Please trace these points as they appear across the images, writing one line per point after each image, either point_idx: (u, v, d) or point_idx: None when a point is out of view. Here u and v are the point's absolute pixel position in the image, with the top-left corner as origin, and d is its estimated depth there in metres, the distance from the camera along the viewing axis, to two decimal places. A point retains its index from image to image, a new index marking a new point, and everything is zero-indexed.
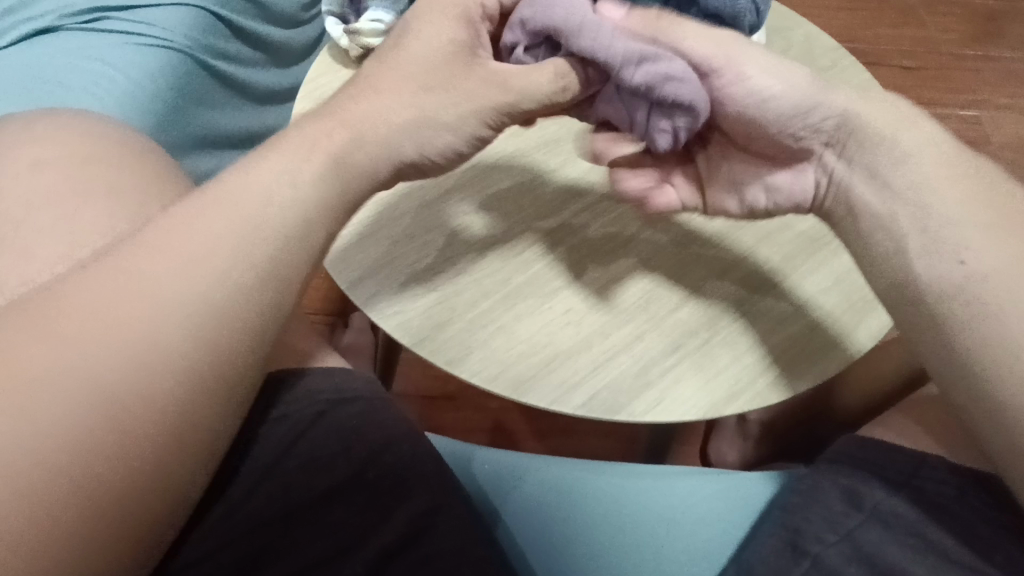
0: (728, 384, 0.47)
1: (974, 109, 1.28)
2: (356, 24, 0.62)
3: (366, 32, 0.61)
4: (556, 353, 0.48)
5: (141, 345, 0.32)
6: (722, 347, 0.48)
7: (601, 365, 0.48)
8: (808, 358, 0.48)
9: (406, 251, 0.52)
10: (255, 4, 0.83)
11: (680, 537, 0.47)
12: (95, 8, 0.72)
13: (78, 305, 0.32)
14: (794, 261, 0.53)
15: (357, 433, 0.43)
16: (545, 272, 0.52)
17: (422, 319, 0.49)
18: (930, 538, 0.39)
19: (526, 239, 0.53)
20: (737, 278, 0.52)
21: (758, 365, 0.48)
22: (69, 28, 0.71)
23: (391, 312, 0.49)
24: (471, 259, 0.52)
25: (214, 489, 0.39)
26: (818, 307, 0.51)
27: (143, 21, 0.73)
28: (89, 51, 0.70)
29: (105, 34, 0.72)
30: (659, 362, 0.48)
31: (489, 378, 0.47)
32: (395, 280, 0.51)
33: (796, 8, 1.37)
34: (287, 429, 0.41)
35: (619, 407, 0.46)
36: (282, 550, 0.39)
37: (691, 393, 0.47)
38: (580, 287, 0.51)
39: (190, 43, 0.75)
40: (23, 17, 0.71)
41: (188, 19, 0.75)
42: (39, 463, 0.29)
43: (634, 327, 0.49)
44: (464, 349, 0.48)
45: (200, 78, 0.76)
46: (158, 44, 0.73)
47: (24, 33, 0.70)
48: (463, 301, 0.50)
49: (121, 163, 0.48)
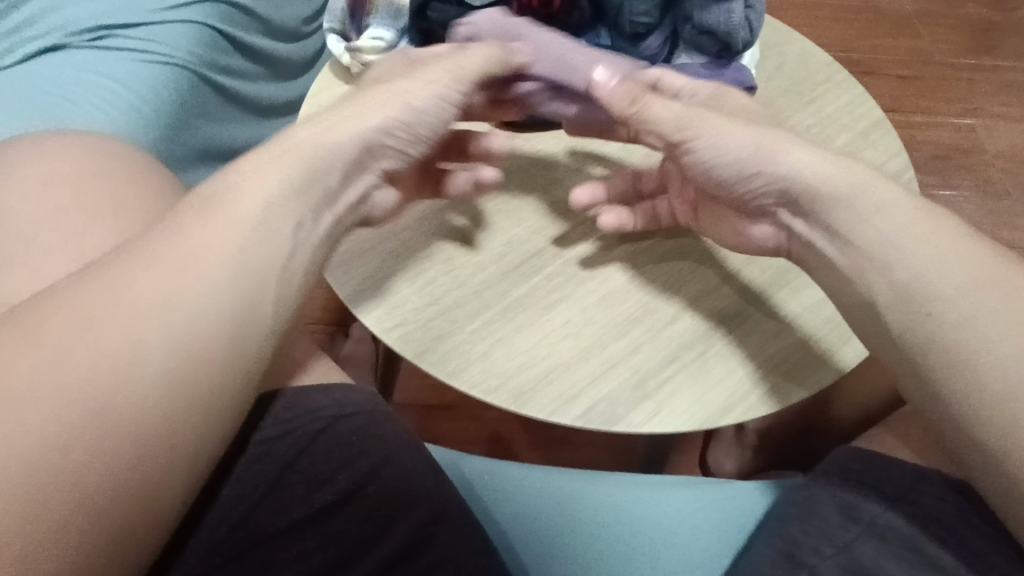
0: (724, 396, 0.48)
1: (968, 118, 1.30)
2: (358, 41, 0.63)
3: (367, 51, 0.62)
4: (554, 365, 0.49)
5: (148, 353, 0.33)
6: (718, 359, 0.49)
7: (599, 377, 0.48)
8: (801, 371, 0.49)
9: (405, 263, 0.53)
10: (259, 23, 0.85)
11: (678, 547, 0.47)
12: (101, 26, 0.73)
13: (71, 318, 0.33)
14: (790, 272, 0.54)
15: (356, 445, 0.43)
16: (544, 284, 0.52)
17: (421, 331, 0.50)
18: (926, 551, 0.40)
19: (524, 252, 0.54)
20: (732, 292, 0.53)
21: (752, 377, 0.49)
22: (77, 46, 0.72)
23: (392, 326, 0.50)
24: (470, 273, 0.53)
25: (201, 498, 0.39)
26: (812, 318, 0.51)
27: (148, 37, 0.74)
28: (96, 68, 0.71)
29: (112, 51, 0.73)
30: (657, 374, 0.48)
31: (488, 391, 0.47)
32: (395, 294, 0.51)
33: (795, 20, 1.39)
34: (280, 440, 0.41)
35: (616, 419, 0.47)
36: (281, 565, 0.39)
37: (686, 406, 0.47)
38: (579, 299, 0.52)
39: (195, 59, 0.76)
40: (31, 35, 0.72)
41: (192, 35, 0.77)
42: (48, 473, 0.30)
43: (631, 339, 0.50)
44: (464, 361, 0.49)
45: (202, 93, 0.77)
46: (162, 60, 0.74)
47: (32, 51, 0.71)
48: (462, 314, 0.51)
49: (125, 181, 0.49)
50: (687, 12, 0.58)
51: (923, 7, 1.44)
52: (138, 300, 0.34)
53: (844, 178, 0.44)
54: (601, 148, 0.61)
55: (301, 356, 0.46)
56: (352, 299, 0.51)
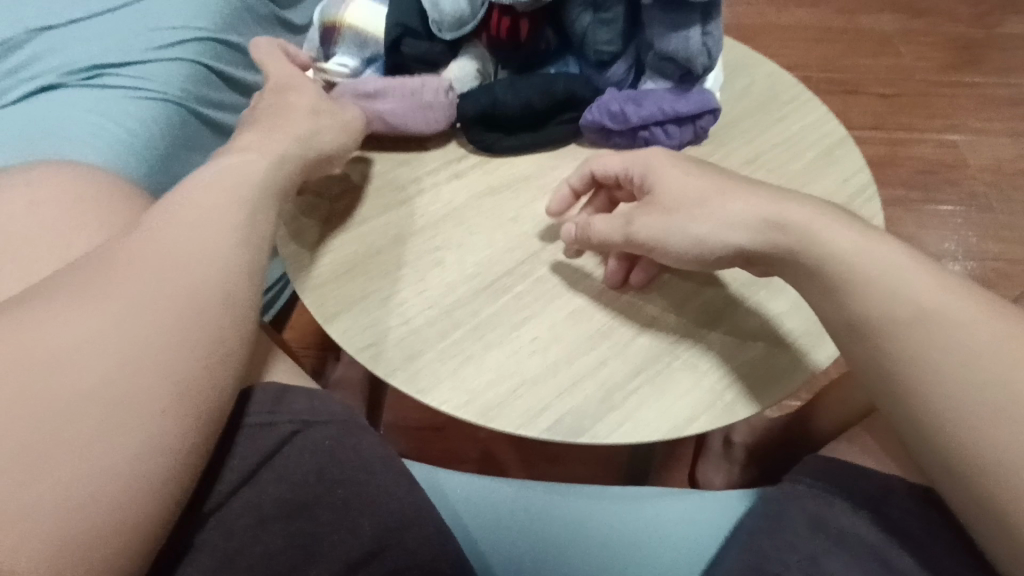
0: (690, 405, 0.49)
1: (951, 133, 1.32)
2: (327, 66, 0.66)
3: (333, 74, 0.65)
4: (523, 379, 0.50)
5: (115, 370, 0.35)
6: (684, 370, 0.51)
7: (567, 391, 0.50)
8: (767, 379, 0.50)
9: (380, 284, 0.55)
10: (244, 57, 0.89)
11: (649, 556, 0.48)
12: (95, 66, 0.77)
13: (47, 322, 0.35)
14: (759, 283, 0.55)
15: (327, 447, 0.44)
16: (515, 302, 0.54)
17: (394, 351, 0.51)
18: (886, 557, 0.40)
19: (495, 272, 0.56)
20: (700, 304, 0.54)
21: (717, 387, 0.50)
22: (71, 85, 0.76)
23: (365, 345, 0.52)
24: (444, 292, 0.55)
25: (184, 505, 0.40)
26: (779, 327, 0.53)
27: (141, 75, 0.78)
28: (90, 106, 0.74)
29: (106, 89, 0.76)
30: (624, 386, 0.50)
31: (459, 405, 0.49)
32: (370, 316, 0.53)
33: (778, 42, 1.43)
34: (254, 444, 0.42)
35: (583, 430, 0.48)
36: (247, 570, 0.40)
37: (652, 416, 0.48)
38: (549, 315, 0.53)
39: (186, 95, 0.80)
40: (28, 75, 0.76)
41: (184, 73, 0.80)
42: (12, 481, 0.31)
43: (598, 353, 0.51)
44: (435, 378, 0.50)
45: (193, 127, 0.81)
46: (155, 97, 0.77)
47: (29, 90, 0.74)
48: (435, 333, 0.52)
49: (111, 210, 0.51)
50: (648, 40, 0.61)
51: (903, 27, 1.48)
52: (116, 305, 0.37)
53: (777, 232, 0.46)
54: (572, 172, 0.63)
55: (278, 376, 0.48)
56: (330, 320, 0.53)
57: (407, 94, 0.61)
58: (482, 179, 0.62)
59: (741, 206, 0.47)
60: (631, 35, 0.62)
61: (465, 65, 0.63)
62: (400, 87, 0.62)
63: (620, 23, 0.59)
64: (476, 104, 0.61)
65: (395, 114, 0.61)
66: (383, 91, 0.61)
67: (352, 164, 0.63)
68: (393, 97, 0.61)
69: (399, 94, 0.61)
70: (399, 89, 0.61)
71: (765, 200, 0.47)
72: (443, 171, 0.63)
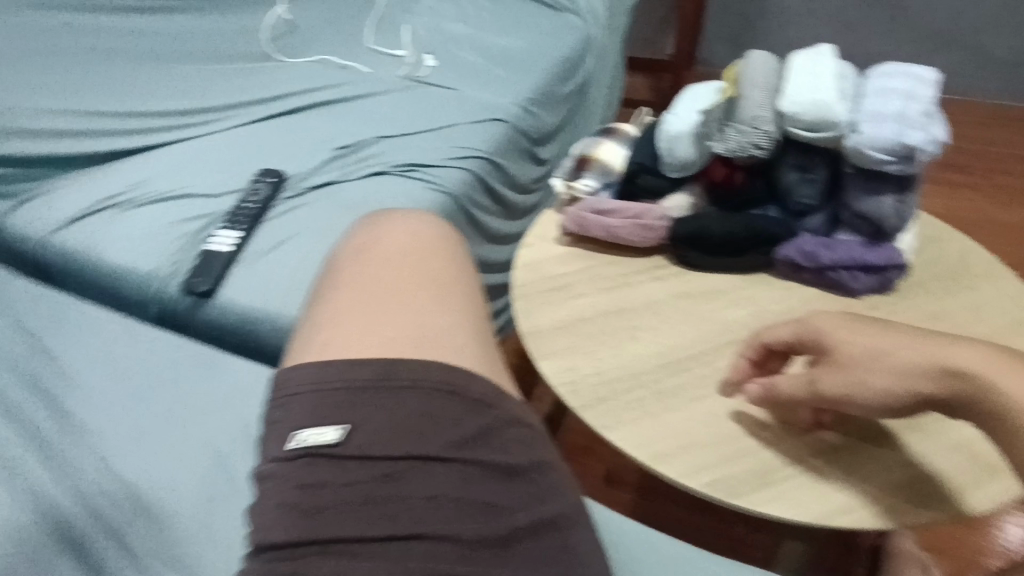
0: (838, 502, 0.57)
1: None
2: (574, 183, 0.87)
3: (578, 190, 0.86)
4: (691, 440, 0.61)
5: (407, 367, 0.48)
6: (837, 472, 0.59)
7: (729, 460, 0.59)
8: (916, 502, 0.57)
9: (584, 343, 0.70)
10: (503, 174, 1.18)
11: None
12: (411, 164, 1.09)
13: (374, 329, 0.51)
14: (918, 422, 0.62)
15: (551, 442, 0.52)
16: (692, 382, 0.66)
17: (586, 392, 0.65)
18: None
19: (677, 355, 0.68)
20: (858, 425, 0.62)
21: (867, 494, 0.57)
22: (392, 174, 1.08)
23: (565, 383, 0.66)
24: (633, 360, 0.68)
25: None
26: (935, 463, 0.59)
27: (437, 176, 1.09)
28: (402, 192, 1.05)
29: (413, 181, 1.07)
30: (779, 470, 0.59)
31: (635, 446, 0.61)
32: (572, 363, 0.68)
33: (992, 235, 1.42)
34: None
35: (740, 494, 0.57)
36: (487, 509, 0.44)
37: (803, 500, 0.57)
38: (720, 399, 0.64)
39: (461, 194, 1.09)
40: (368, 164, 1.10)
41: (464, 179, 1.10)
42: (360, 370, 0.47)
43: (759, 438, 0.61)
44: (617, 421, 0.62)
45: (459, 217, 1.09)
46: (442, 192, 1.07)
47: (367, 173, 1.08)
48: (622, 388, 0.65)
49: None
50: (845, 201, 0.73)
51: None
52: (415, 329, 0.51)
53: (956, 381, 0.51)
54: (757, 294, 0.75)
55: None
56: (542, 361, 0.68)
57: (634, 217, 0.79)
58: (676, 284, 0.76)
59: (905, 358, 0.52)
60: (830, 194, 0.75)
61: (682, 199, 0.80)
62: (629, 209, 0.80)
63: (821, 182, 0.73)
64: (685, 226, 0.76)
65: (623, 226, 0.78)
66: (615, 210, 0.80)
67: (578, 254, 0.81)
68: (622, 215, 0.79)
69: (627, 212, 0.79)
70: (628, 209, 0.79)
71: (923, 351, 0.52)
72: (647, 273, 0.78)
